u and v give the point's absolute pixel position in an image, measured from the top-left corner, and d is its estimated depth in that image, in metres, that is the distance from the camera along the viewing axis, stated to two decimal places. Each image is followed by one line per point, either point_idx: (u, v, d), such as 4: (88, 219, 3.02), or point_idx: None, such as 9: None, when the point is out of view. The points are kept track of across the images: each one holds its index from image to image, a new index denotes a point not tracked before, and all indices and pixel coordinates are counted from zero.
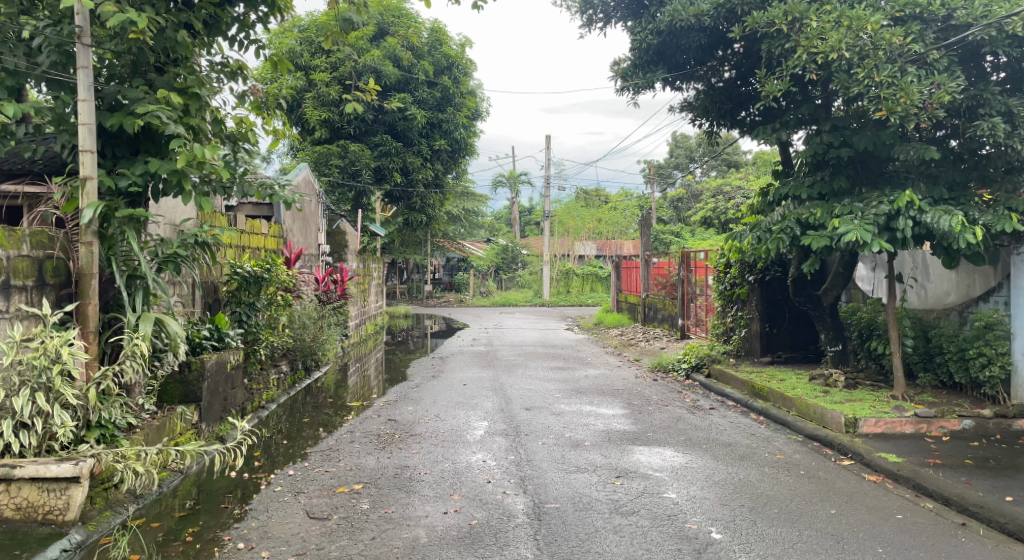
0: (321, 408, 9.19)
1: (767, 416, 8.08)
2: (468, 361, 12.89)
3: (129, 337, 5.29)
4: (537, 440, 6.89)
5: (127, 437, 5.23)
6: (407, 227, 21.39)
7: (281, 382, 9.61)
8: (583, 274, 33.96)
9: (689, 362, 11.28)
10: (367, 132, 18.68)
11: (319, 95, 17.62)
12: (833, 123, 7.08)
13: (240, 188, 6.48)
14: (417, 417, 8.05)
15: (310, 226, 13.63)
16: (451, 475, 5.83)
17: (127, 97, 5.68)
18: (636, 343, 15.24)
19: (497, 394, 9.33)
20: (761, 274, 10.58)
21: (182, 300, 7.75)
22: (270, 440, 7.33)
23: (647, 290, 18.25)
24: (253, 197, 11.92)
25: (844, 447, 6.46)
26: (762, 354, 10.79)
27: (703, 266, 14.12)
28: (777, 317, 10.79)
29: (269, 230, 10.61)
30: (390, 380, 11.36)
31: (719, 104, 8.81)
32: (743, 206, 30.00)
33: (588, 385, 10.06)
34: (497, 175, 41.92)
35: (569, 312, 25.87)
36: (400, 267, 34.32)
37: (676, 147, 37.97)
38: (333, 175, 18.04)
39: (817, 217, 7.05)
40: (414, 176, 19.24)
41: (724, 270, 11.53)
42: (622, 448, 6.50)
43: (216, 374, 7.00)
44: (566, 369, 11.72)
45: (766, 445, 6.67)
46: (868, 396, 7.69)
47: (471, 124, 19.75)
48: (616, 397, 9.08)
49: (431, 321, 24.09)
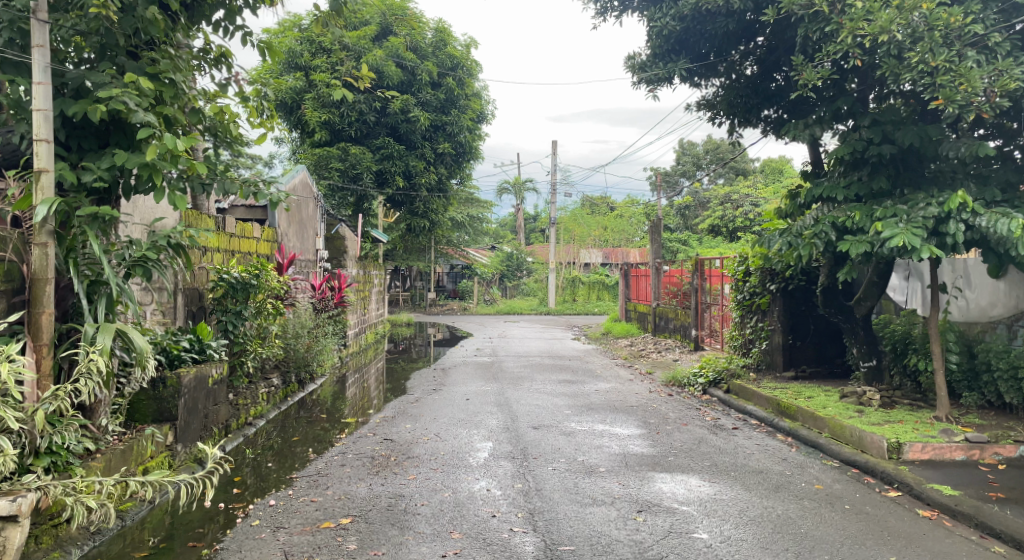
0: (314, 423, 8.57)
1: (796, 438, 7.45)
2: (472, 373, 12.27)
3: (85, 352, 4.65)
4: (547, 464, 6.26)
5: (83, 465, 4.61)
6: (409, 233, 20.81)
7: (273, 396, 9.00)
8: (589, 282, 33.37)
9: (706, 376, 10.63)
10: (369, 135, 18.10)
11: (319, 96, 17.03)
12: (873, 117, 6.48)
13: (221, 184, 5.92)
14: (416, 437, 7.41)
15: (308, 232, 13.07)
16: (451, 507, 5.19)
17: (92, 82, 5.08)
18: (647, 354, 14.60)
19: (502, 410, 8.69)
20: (784, 283, 10.01)
21: (162, 308, 7.17)
22: (255, 462, 6.70)
23: (658, 300, 17.63)
24: (247, 199, 11.32)
25: (889, 476, 5.86)
26: (784, 368, 10.18)
27: (718, 274, 13.52)
28: (800, 329, 10.21)
29: (262, 234, 10.04)
30: (389, 393, 10.75)
31: (744, 99, 8.22)
32: (753, 215, 29.47)
33: (599, 401, 9.42)
34: (502, 182, 41.39)
35: (576, 321, 25.26)
36: (403, 274, 33.68)
37: (683, 155, 37.48)
38: (333, 178, 17.42)
39: (856, 220, 6.44)
40: (417, 180, 18.55)
41: (742, 279, 10.88)
42: (642, 475, 5.88)
43: (195, 390, 6.40)
44: (575, 383, 11.07)
45: (801, 472, 6.05)
46: (908, 417, 7.05)
47: (476, 127, 19.21)
48: (630, 415, 8.44)
49: (434, 329, 23.50)
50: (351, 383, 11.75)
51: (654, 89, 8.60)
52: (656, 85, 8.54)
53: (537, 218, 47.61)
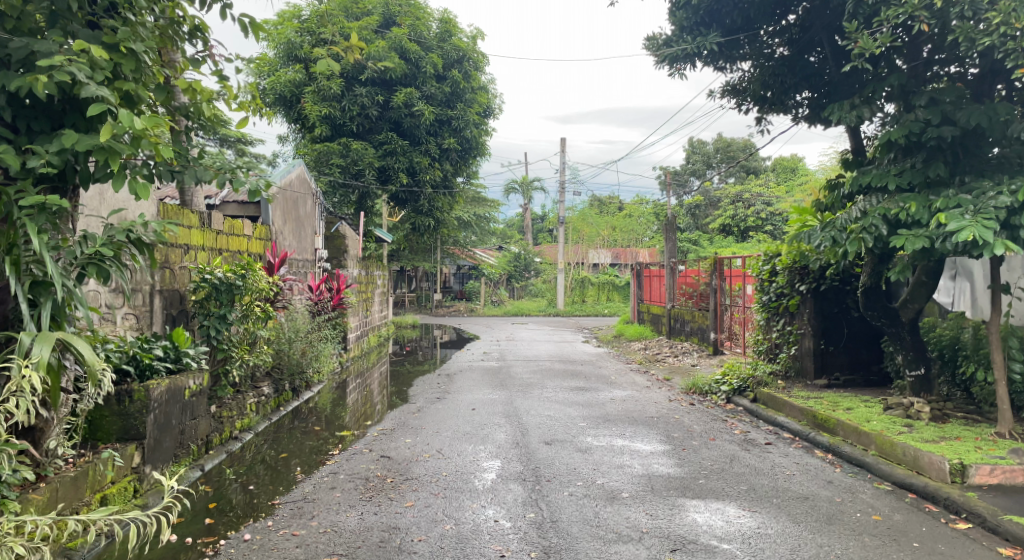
0: (308, 435, 7.89)
1: (837, 455, 6.73)
2: (478, 379, 11.54)
3: (20, 366, 3.95)
4: (562, 489, 5.53)
5: (19, 499, 3.94)
6: (414, 232, 20.12)
7: (264, 406, 8.34)
8: (599, 282, 32.58)
9: (730, 384, 9.90)
10: (371, 130, 17.36)
11: (319, 89, 16.36)
12: (930, 96, 5.78)
13: (193, 173, 5.23)
14: (415, 454, 6.68)
15: (306, 230, 12.46)
16: (453, 544, 4.48)
17: (36, 51, 4.38)
18: (663, 359, 13.82)
19: (511, 422, 7.97)
20: (815, 283, 9.25)
21: (135, 312, 6.50)
22: (238, 482, 6.01)
23: (672, 301, 16.87)
24: (240, 195, 10.66)
25: (957, 505, 5.16)
26: (816, 376, 9.42)
27: (739, 274, 12.79)
28: (833, 333, 9.43)
29: (254, 231, 9.39)
30: (391, 400, 10.06)
31: (781, 79, 7.56)
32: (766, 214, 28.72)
33: (616, 411, 8.70)
34: (509, 181, 40.69)
35: (586, 323, 24.50)
36: (408, 275, 32.92)
37: (693, 153, 36.72)
38: (334, 175, 16.70)
39: (912, 211, 5.71)
40: (422, 177, 17.79)
41: (768, 280, 10.12)
42: (673, 503, 5.16)
43: (168, 404, 5.69)
44: (588, 391, 10.34)
45: (854, 499, 5.33)
46: (967, 434, 6.33)
47: (482, 121, 18.37)
48: (652, 428, 7.72)
49: (440, 331, 22.81)
50: (351, 390, 11.04)
51: (680, 66, 8.04)
52: (681, 62, 7.97)
53: (545, 218, 46.82)
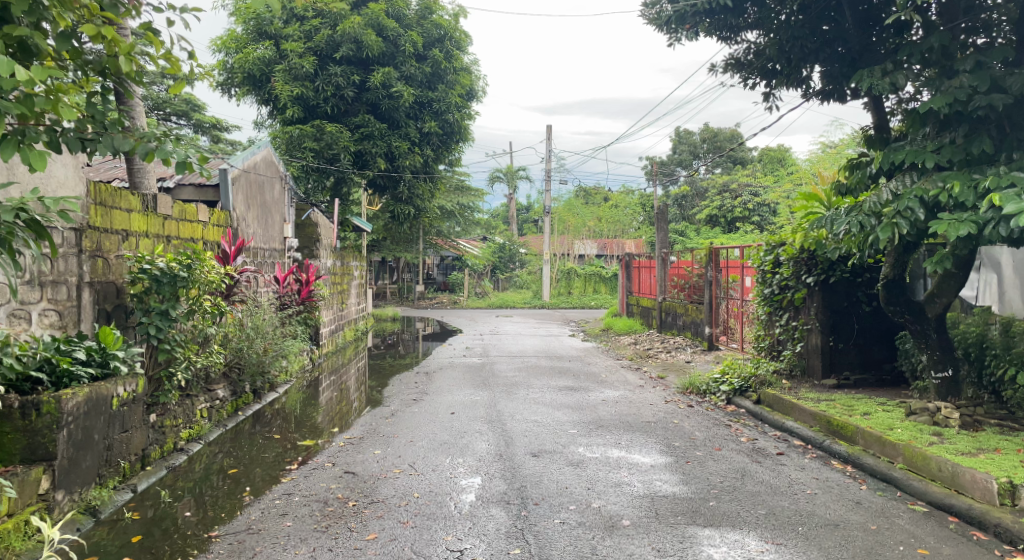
0: (268, 444, 7.06)
1: (859, 469, 5.99)
2: (459, 378, 10.74)
3: None
4: (552, 515, 4.75)
5: None
6: (393, 220, 19.23)
7: (217, 411, 7.49)
8: (586, 274, 31.80)
9: (730, 383, 9.17)
10: (347, 112, 16.40)
11: (290, 68, 15.42)
12: (977, 59, 5.07)
13: (109, 141, 4.32)
14: (385, 469, 5.86)
15: (274, 218, 11.59)
16: None
17: None
18: (655, 355, 13.08)
19: (494, 428, 7.19)
20: (824, 275, 8.55)
21: (57, 308, 5.70)
22: (174, 505, 5.19)
23: (663, 293, 16.11)
24: (197, 177, 9.74)
25: (1014, 535, 4.43)
26: (824, 376, 8.69)
27: (736, 265, 12.05)
28: (842, 329, 8.73)
29: (211, 217, 8.53)
30: (364, 401, 9.25)
31: (800, 41, 6.80)
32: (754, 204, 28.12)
33: (609, 415, 7.94)
34: (494, 171, 39.81)
35: (572, 316, 23.71)
36: (390, 266, 31.97)
37: (679, 143, 36.05)
38: (307, 160, 15.76)
39: (955, 192, 4.97)
40: (401, 162, 16.79)
41: (772, 271, 9.38)
42: (681, 534, 4.39)
43: (89, 417, 4.86)
44: (577, 391, 9.57)
45: (891, 527, 4.60)
46: (1008, 446, 5.61)
47: (465, 104, 17.53)
48: (650, 436, 6.96)
49: (422, 324, 21.99)
50: (322, 389, 10.21)
51: (691, 24, 7.50)
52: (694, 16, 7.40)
53: (530, 209, 46.01)
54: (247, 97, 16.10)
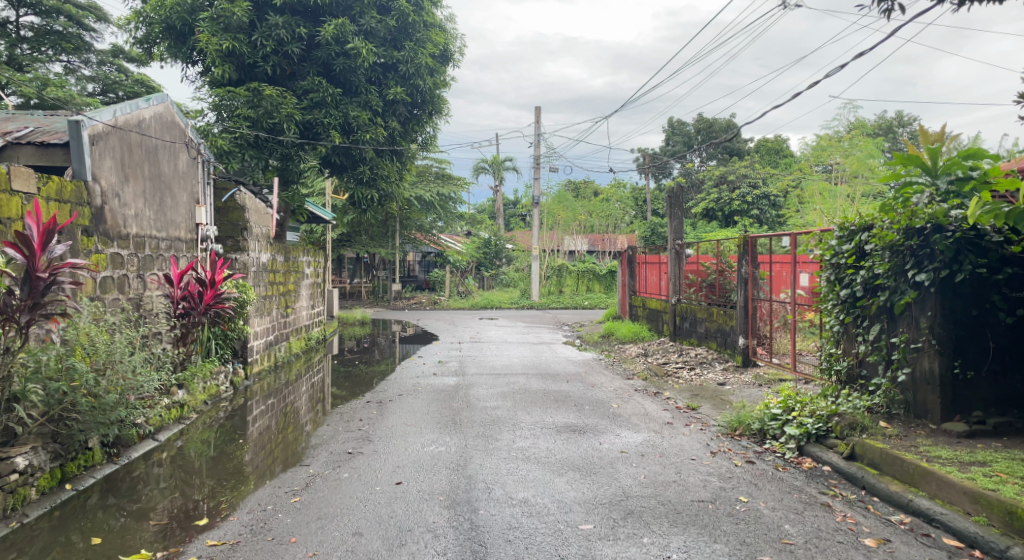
0: (88, 550, 4.30)
1: None
2: (420, 411, 7.91)
3: None
4: None
5: None
6: (355, 208, 16.40)
7: (12, 495, 4.64)
8: (578, 271, 28.92)
9: (801, 424, 6.44)
10: (294, 75, 13.53)
11: (218, 16, 12.51)
12: None
13: None
14: None
15: (177, 197, 8.71)
16: None
17: None
18: (675, 373, 10.34)
19: (460, 522, 4.43)
20: (945, 269, 5.85)
21: None
22: None
23: (676, 295, 13.32)
24: (46, 134, 6.86)
25: None
26: (945, 417, 6.01)
27: (780, 260, 9.29)
28: (971, 350, 6.03)
29: (34, 186, 5.67)
30: (282, 444, 6.47)
31: None
32: (749, 196, 25.76)
33: (638, 485, 5.20)
34: (479, 161, 36.97)
35: (564, 319, 20.89)
36: (367, 263, 29.08)
37: (672, 134, 33.50)
38: (242, 131, 12.91)
39: None
40: (360, 136, 13.78)
41: (853, 266, 6.73)
42: None
43: None
44: (583, 434, 6.81)
45: None
46: None
47: (437, 68, 14.76)
48: (718, 538, 4.25)
49: (396, 327, 19.09)
50: (244, 420, 7.41)
51: None
52: None
53: (518, 203, 43.21)
54: (171, 57, 13.22)
